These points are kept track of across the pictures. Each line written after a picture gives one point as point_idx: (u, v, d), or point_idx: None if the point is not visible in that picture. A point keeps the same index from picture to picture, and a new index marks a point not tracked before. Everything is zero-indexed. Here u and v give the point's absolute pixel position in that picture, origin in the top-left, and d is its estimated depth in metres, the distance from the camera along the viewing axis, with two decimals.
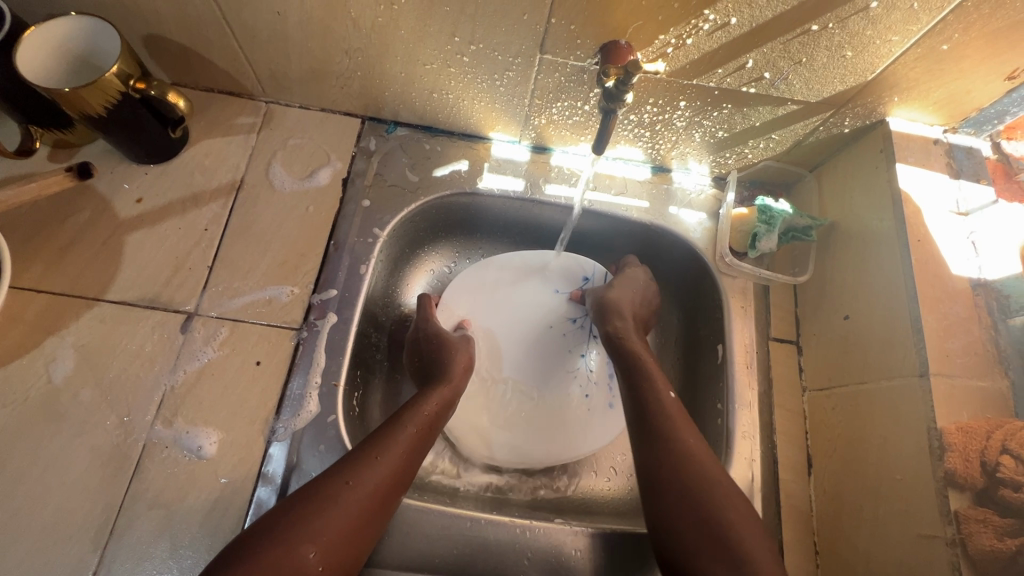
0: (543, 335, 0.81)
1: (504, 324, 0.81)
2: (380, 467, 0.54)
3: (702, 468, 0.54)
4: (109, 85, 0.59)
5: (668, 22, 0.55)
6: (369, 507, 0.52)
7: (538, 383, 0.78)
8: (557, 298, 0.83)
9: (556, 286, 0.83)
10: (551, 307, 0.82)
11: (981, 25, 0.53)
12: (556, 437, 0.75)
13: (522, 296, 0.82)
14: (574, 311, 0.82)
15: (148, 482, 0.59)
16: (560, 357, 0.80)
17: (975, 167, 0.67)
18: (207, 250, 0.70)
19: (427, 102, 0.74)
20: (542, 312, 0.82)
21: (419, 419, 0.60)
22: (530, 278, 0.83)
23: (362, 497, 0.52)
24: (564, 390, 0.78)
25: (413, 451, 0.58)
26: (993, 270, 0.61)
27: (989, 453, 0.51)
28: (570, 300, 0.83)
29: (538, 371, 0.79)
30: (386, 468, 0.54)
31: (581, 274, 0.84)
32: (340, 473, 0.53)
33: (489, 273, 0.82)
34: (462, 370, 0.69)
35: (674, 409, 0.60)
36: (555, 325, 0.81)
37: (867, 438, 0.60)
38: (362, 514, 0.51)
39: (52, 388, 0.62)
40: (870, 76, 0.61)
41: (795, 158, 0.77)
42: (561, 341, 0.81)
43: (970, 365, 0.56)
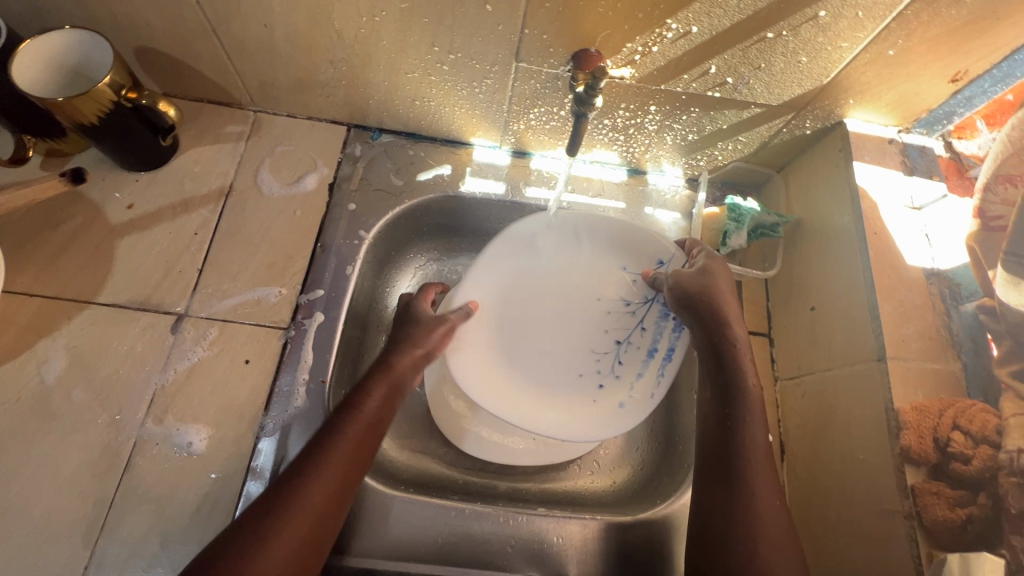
0: (568, 309, 0.75)
1: (521, 292, 0.75)
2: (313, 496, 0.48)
3: (768, 529, 0.50)
4: (102, 95, 0.61)
5: (633, 31, 0.59)
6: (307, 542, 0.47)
7: (544, 357, 0.73)
8: (609, 278, 0.76)
9: (625, 265, 0.76)
10: (597, 285, 0.76)
11: (922, 32, 0.58)
12: (541, 410, 0.70)
13: (581, 257, 0.77)
14: (630, 296, 0.74)
15: (139, 478, 0.61)
16: (587, 336, 0.74)
17: (928, 165, 0.71)
18: (197, 253, 0.72)
19: (410, 109, 0.77)
20: (593, 283, 0.76)
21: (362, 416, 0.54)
22: (577, 252, 0.77)
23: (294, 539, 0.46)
24: (578, 369, 0.73)
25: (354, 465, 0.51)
26: (944, 260, 0.64)
27: (940, 430, 0.54)
28: (633, 284, 0.75)
29: (548, 346, 0.74)
30: (318, 496, 0.48)
31: (655, 256, 0.73)
32: (268, 514, 0.47)
33: (530, 241, 0.75)
34: (415, 356, 0.61)
35: (762, 457, 0.53)
36: (587, 306, 0.75)
37: (834, 421, 0.63)
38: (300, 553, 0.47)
39: (44, 388, 0.63)
40: (826, 80, 0.65)
41: (763, 159, 0.81)
42: (596, 321, 0.75)
43: (925, 349, 0.59)
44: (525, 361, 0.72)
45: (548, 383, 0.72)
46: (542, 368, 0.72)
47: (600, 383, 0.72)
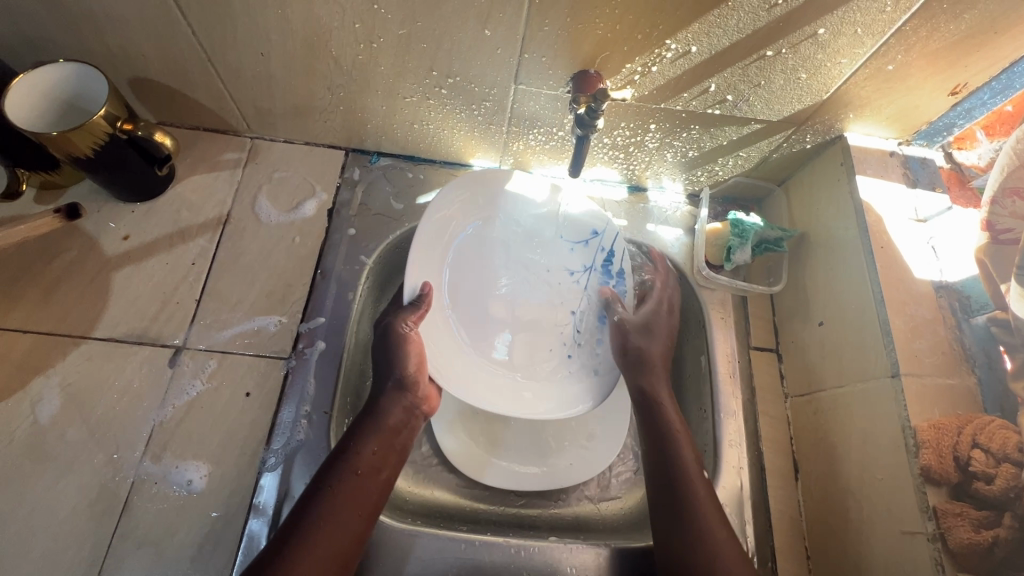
0: (523, 281, 0.70)
1: (466, 267, 0.69)
2: (318, 555, 0.49)
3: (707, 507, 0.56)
4: (97, 127, 0.60)
5: (633, 52, 0.59)
6: None
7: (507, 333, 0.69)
8: (556, 250, 0.72)
9: (562, 233, 0.73)
10: (545, 252, 0.72)
11: (921, 46, 0.57)
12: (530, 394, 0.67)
13: (514, 227, 0.72)
14: (574, 265, 0.72)
15: (138, 520, 0.59)
16: (548, 310, 0.70)
17: (930, 176, 0.71)
18: (195, 284, 0.71)
19: (409, 132, 0.76)
20: (539, 254, 0.71)
21: (357, 464, 0.55)
22: (514, 227, 0.71)
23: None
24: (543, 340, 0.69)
25: (357, 521, 0.53)
26: (953, 272, 0.64)
27: (960, 448, 0.53)
28: (574, 253, 0.72)
29: (504, 318, 0.69)
30: (321, 555, 0.49)
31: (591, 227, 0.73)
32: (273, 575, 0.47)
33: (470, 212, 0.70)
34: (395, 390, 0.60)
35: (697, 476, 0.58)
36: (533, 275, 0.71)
37: (849, 440, 0.62)
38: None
39: (38, 428, 0.61)
40: (826, 95, 0.65)
41: (763, 173, 0.81)
42: (552, 292, 0.71)
43: (938, 364, 0.59)
44: (483, 340, 0.68)
45: (514, 362, 0.68)
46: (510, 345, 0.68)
47: (569, 355, 0.69)
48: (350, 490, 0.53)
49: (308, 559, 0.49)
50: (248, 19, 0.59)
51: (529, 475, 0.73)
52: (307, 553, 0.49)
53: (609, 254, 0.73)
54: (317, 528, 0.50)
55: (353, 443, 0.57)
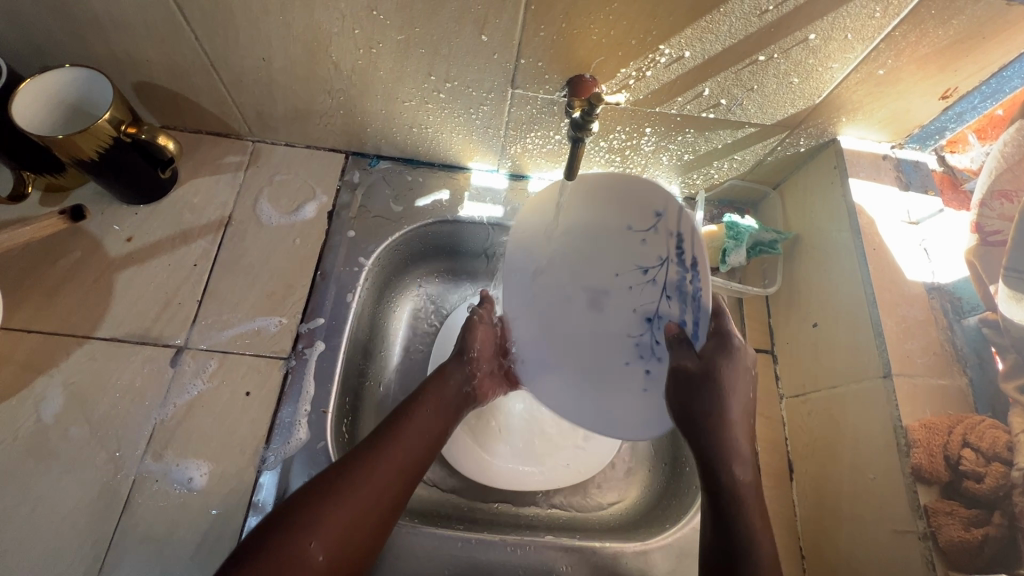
0: (586, 284, 0.63)
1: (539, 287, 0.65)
2: (395, 459, 0.56)
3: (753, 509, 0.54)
4: (101, 131, 0.62)
5: (627, 57, 0.60)
6: (368, 521, 0.52)
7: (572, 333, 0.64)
8: (621, 243, 0.62)
9: (628, 222, 0.61)
10: (612, 252, 0.62)
11: (910, 51, 0.58)
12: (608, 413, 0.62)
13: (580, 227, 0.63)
14: (646, 260, 0.61)
15: (138, 517, 0.60)
16: (617, 316, 0.63)
17: (923, 179, 0.72)
18: (196, 285, 0.72)
19: (408, 136, 0.77)
20: (607, 254, 0.62)
21: (423, 407, 0.61)
22: (578, 228, 0.63)
23: (375, 495, 0.53)
24: (614, 353, 0.62)
25: (422, 448, 0.58)
26: (944, 274, 0.64)
27: (951, 447, 0.54)
28: (645, 244, 0.61)
29: (580, 337, 0.63)
30: (392, 464, 0.55)
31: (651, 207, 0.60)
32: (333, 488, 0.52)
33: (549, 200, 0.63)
34: (458, 356, 0.67)
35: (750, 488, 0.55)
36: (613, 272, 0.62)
37: (842, 439, 0.63)
38: (377, 510, 0.53)
39: (41, 427, 0.62)
40: (818, 99, 0.66)
41: (758, 176, 0.82)
42: (623, 298, 0.63)
43: (930, 365, 0.59)
44: (561, 359, 0.64)
45: (591, 380, 0.63)
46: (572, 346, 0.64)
47: (647, 369, 0.61)
48: (415, 424, 0.59)
49: (382, 464, 0.54)
50: (250, 25, 0.60)
51: (527, 477, 0.74)
52: (380, 460, 0.55)
53: (679, 240, 0.58)
54: (391, 443, 0.56)
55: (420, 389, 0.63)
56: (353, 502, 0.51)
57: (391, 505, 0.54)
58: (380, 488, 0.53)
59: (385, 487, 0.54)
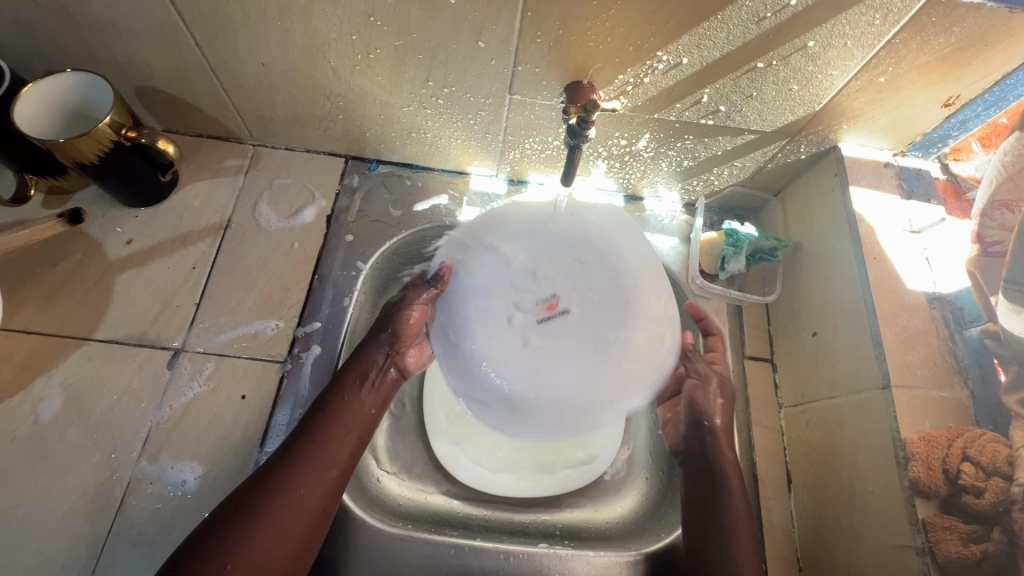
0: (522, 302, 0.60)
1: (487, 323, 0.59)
2: (313, 465, 0.54)
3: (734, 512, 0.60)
4: (102, 135, 0.62)
5: (625, 63, 0.59)
6: (294, 529, 0.52)
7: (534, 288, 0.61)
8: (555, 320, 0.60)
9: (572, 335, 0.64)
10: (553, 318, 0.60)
11: (911, 59, 0.58)
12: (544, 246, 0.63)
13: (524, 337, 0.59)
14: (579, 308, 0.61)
15: (132, 519, 0.60)
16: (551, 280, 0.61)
17: (926, 187, 0.71)
18: (195, 288, 0.73)
19: (407, 141, 0.77)
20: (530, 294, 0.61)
21: (350, 410, 0.59)
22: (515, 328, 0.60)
23: (294, 508, 0.52)
24: (550, 263, 0.62)
25: (355, 445, 0.58)
26: (946, 284, 0.64)
27: (950, 461, 0.53)
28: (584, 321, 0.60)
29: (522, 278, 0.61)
30: (320, 470, 0.55)
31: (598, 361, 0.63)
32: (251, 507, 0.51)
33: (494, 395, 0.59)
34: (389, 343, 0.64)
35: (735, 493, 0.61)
36: (565, 314, 0.59)
37: (840, 449, 0.62)
38: (301, 521, 0.52)
39: (38, 427, 0.63)
40: (818, 106, 0.65)
41: (759, 183, 0.81)
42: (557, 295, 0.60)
43: (930, 376, 0.58)
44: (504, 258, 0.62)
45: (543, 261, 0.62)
46: (515, 240, 0.64)
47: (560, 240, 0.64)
48: (334, 423, 0.58)
49: (305, 475, 0.54)
50: (248, 30, 0.61)
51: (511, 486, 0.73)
52: (303, 470, 0.54)
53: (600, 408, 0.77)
54: (319, 446, 0.56)
55: (348, 374, 0.62)
56: (272, 517, 0.51)
57: (319, 512, 0.54)
58: (298, 500, 0.53)
59: (310, 490, 0.53)
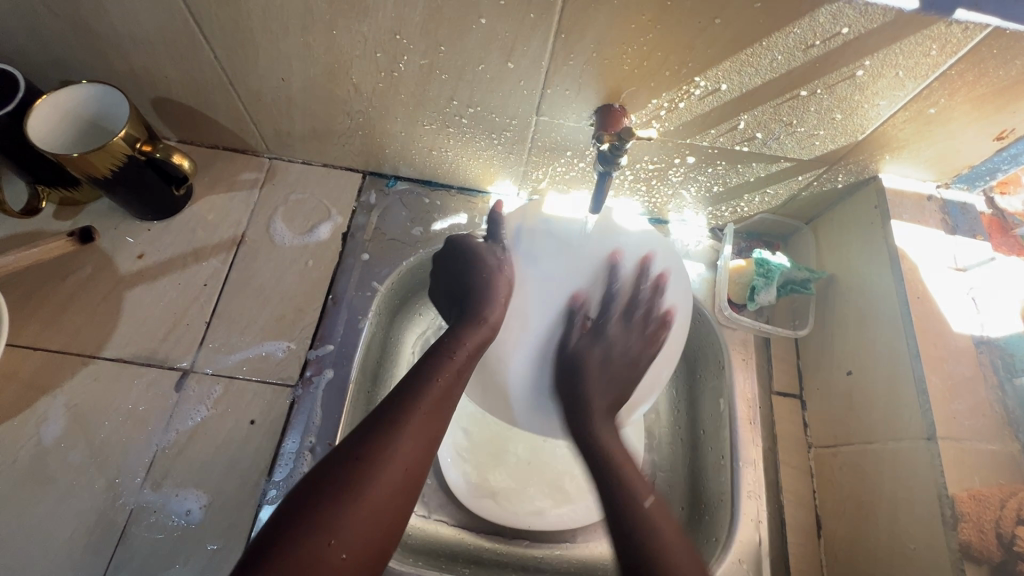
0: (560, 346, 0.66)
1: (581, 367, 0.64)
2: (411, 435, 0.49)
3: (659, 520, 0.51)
4: (116, 149, 0.60)
5: (660, 87, 0.57)
6: (386, 512, 0.46)
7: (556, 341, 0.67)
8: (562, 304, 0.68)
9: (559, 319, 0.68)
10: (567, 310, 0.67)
11: (966, 91, 0.54)
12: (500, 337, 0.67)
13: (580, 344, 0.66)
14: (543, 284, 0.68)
15: (134, 549, 0.58)
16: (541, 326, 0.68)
17: (971, 222, 0.68)
18: (205, 306, 0.70)
19: (427, 158, 0.75)
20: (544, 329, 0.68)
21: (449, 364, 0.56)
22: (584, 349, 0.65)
23: (393, 482, 0.47)
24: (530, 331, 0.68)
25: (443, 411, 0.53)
26: (994, 328, 0.60)
27: (1003, 524, 0.50)
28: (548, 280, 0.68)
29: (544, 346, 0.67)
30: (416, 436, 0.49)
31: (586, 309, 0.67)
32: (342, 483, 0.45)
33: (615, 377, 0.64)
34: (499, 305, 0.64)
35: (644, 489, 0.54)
36: (568, 296, 0.67)
37: (879, 501, 0.58)
38: (393, 497, 0.46)
39: (41, 450, 0.61)
40: (862, 135, 0.62)
41: (791, 210, 0.78)
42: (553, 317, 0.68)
43: (979, 428, 0.55)
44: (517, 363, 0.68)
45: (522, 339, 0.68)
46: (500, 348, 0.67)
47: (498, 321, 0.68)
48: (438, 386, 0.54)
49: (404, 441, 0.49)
50: (270, 44, 0.58)
51: (495, 512, 0.72)
52: (404, 431, 0.49)
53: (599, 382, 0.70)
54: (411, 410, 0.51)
55: (454, 339, 0.59)
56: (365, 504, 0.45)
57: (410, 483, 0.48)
58: (400, 472, 0.47)
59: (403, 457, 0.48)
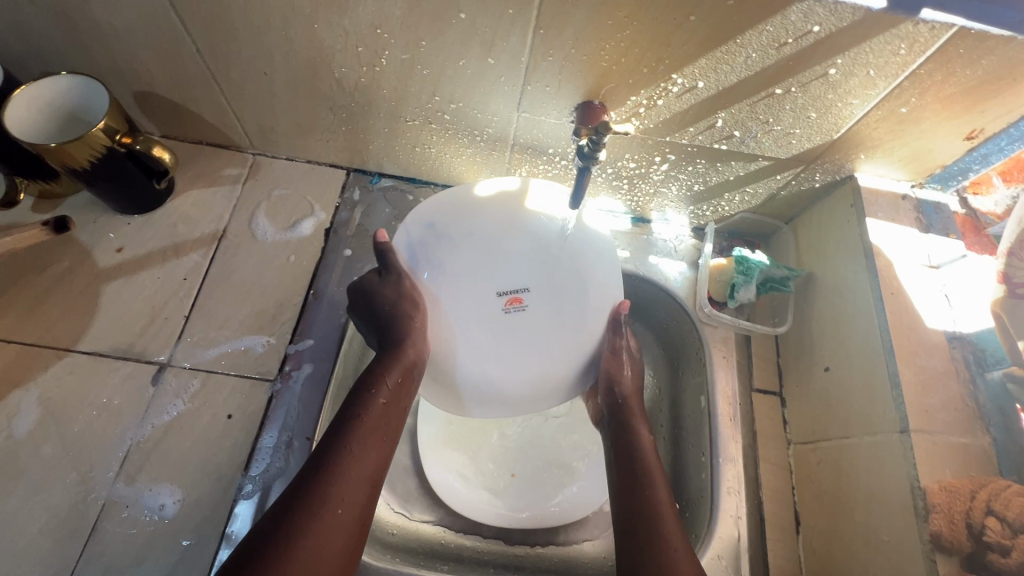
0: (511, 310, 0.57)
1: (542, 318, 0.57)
2: (349, 478, 0.48)
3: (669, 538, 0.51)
4: (95, 140, 0.60)
5: (639, 84, 0.57)
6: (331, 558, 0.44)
7: (508, 323, 0.57)
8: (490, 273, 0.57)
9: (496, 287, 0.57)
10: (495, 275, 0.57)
11: (935, 90, 0.56)
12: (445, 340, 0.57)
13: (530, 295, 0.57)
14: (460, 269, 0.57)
15: (105, 544, 0.57)
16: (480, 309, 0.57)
17: (944, 222, 0.69)
18: (185, 300, 0.70)
19: (410, 155, 0.75)
20: (487, 303, 0.57)
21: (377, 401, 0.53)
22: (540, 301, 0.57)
23: (332, 528, 0.45)
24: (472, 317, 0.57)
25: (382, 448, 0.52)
26: (966, 324, 0.61)
27: (973, 515, 0.51)
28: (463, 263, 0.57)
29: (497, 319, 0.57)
30: (352, 481, 0.48)
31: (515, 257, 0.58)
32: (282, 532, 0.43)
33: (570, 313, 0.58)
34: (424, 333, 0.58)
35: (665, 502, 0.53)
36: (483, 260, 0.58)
37: (854, 495, 0.59)
38: (337, 543, 0.45)
39: (12, 443, 0.60)
40: (836, 135, 0.63)
41: (770, 210, 0.79)
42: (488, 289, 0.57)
43: (951, 421, 0.56)
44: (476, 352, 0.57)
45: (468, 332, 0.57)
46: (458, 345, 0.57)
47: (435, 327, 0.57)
48: (373, 422, 0.52)
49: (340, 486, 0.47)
50: (252, 37, 0.59)
51: (478, 508, 0.71)
52: (338, 478, 0.47)
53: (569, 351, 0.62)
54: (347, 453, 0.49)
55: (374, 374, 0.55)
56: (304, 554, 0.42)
57: (356, 527, 0.47)
58: (336, 517, 0.45)
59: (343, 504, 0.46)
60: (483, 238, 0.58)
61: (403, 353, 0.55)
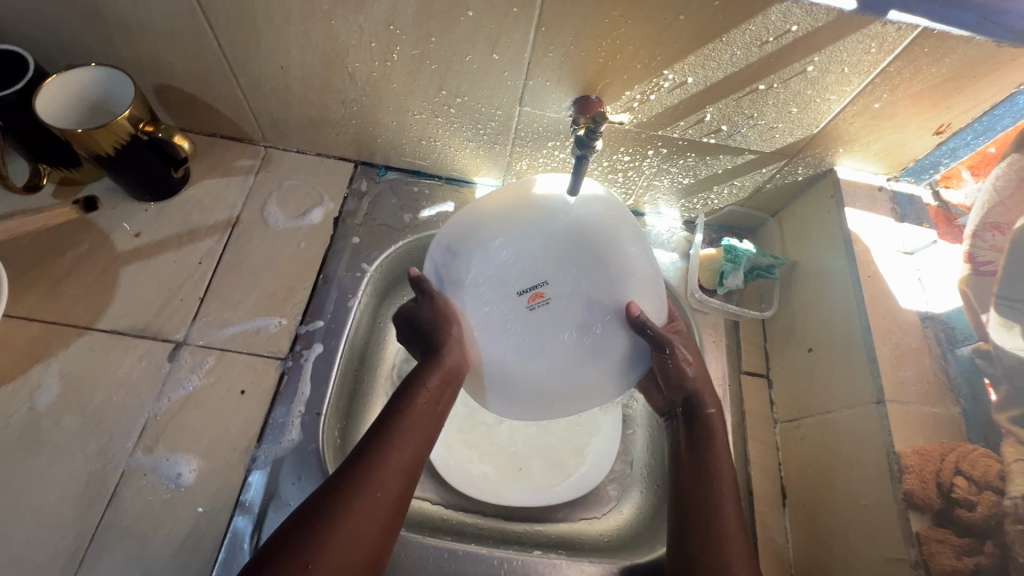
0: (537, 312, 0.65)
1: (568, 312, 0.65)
2: (391, 467, 0.52)
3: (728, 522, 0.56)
4: (120, 128, 0.63)
5: (633, 80, 0.62)
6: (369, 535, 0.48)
7: (535, 318, 0.65)
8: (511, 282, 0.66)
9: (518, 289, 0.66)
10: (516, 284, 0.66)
11: (905, 87, 0.61)
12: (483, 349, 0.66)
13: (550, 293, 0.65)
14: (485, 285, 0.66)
15: (124, 510, 0.59)
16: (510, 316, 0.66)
17: (918, 212, 0.74)
18: (199, 283, 0.73)
19: (417, 148, 0.79)
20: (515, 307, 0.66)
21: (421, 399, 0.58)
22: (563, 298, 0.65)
23: (370, 508, 0.49)
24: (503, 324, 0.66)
25: (422, 442, 0.56)
26: (938, 304, 0.66)
27: (943, 475, 0.54)
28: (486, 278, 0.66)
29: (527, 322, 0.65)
30: (392, 470, 0.52)
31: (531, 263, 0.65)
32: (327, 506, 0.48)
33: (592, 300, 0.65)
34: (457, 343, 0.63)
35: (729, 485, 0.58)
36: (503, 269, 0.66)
37: (835, 464, 0.63)
38: (376, 522, 0.49)
39: (34, 414, 0.62)
40: (816, 129, 0.68)
41: (756, 203, 0.83)
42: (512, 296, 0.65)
43: (923, 392, 0.60)
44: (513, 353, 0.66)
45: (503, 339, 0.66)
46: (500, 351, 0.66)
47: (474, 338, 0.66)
48: (413, 417, 0.56)
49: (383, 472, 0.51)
50: (272, 33, 0.63)
51: (482, 488, 0.75)
52: (381, 466, 0.51)
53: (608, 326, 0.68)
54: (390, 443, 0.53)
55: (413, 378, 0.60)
56: (347, 527, 0.47)
57: (394, 511, 0.51)
58: (375, 499, 0.49)
59: (384, 489, 0.50)
60: (501, 249, 0.66)
61: (441, 360, 0.61)
